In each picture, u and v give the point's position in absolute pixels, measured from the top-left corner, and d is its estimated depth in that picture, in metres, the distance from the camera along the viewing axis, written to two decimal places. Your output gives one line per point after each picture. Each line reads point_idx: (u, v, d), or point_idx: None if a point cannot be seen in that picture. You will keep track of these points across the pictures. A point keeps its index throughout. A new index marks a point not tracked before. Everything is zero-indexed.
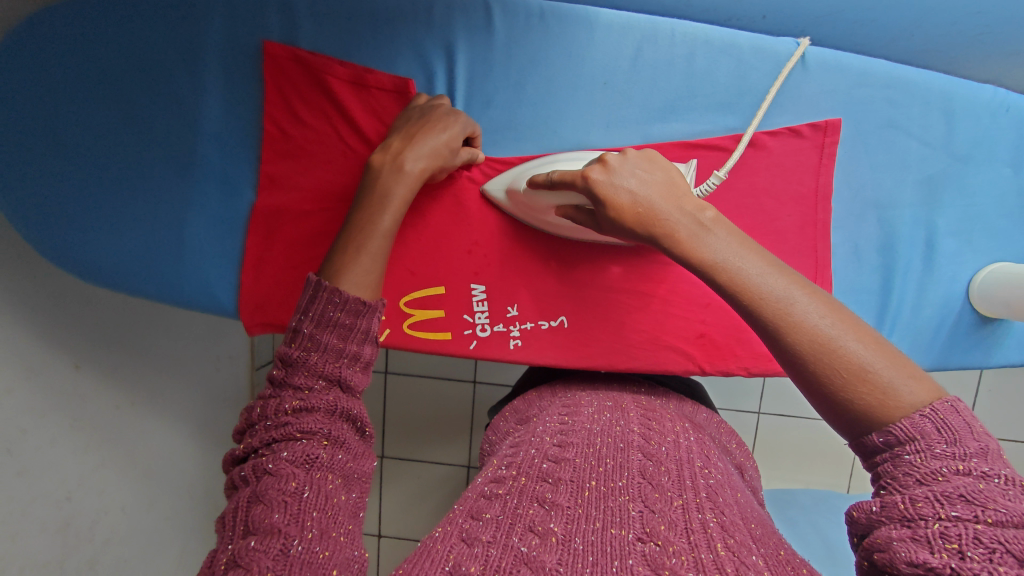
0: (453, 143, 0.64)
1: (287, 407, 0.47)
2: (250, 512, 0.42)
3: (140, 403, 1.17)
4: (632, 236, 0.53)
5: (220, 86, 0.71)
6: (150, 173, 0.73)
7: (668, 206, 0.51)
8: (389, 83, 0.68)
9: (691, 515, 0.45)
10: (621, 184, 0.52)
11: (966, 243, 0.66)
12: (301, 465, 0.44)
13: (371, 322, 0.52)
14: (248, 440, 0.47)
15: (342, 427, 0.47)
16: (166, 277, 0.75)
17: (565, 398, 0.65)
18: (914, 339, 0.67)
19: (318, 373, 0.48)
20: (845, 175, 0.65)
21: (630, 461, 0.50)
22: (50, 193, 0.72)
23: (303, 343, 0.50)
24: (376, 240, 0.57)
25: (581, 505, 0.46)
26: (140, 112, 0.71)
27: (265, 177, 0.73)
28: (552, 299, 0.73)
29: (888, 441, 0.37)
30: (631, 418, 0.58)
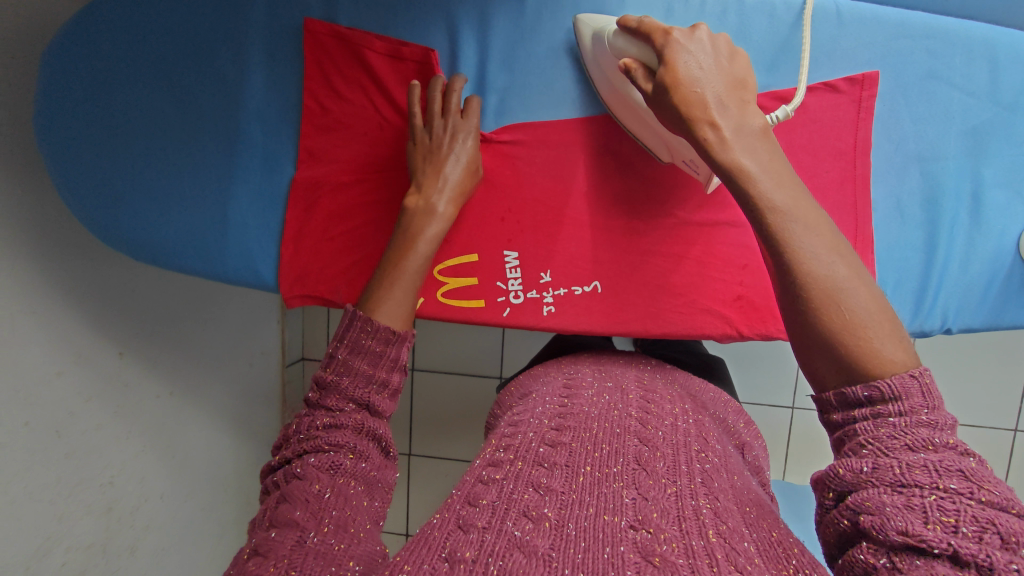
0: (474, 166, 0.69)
1: (321, 422, 0.50)
2: (275, 511, 0.44)
3: (179, 393, 1.19)
4: (654, 98, 0.52)
5: (263, 64, 0.73)
6: (195, 151, 0.75)
7: (723, 98, 0.48)
8: (423, 54, 0.70)
9: (685, 502, 0.46)
10: (690, 54, 0.50)
11: (1014, 194, 0.64)
12: (326, 471, 0.47)
13: (400, 349, 0.56)
14: (282, 452, 0.50)
15: (367, 444, 0.50)
16: (208, 253, 0.77)
17: (568, 378, 0.65)
18: (964, 296, 0.65)
19: (349, 396, 0.52)
20: (885, 129, 0.64)
21: (626, 448, 0.51)
22: (104, 173, 0.75)
23: (337, 367, 0.53)
24: (409, 275, 0.61)
25: (576, 491, 0.46)
26: (188, 92, 0.74)
27: (305, 152, 0.75)
28: (584, 264, 0.72)
29: (872, 395, 0.38)
30: (630, 401, 0.58)
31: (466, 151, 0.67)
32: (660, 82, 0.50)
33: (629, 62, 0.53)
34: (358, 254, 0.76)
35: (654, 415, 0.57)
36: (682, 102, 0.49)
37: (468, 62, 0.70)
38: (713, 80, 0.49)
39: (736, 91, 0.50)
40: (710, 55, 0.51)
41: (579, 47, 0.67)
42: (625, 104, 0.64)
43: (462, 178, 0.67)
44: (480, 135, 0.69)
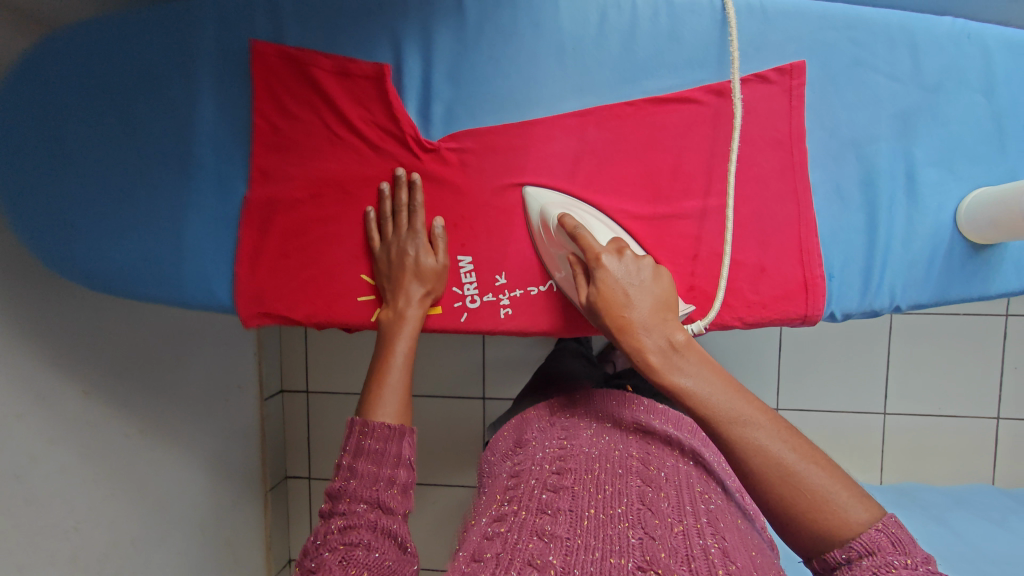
0: (437, 261, 0.71)
1: (333, 528, 0.55)
2: None
3: (150, 431, 1.16)
4: (596, 316, 0.58)
5: (211, 86, 0.74)
6: (146, 176, 0.75)
7: (648, 319, 0.55)
8: (370, 70, 0.71)
9: (692, 541, 0.46)
10: (618, 277, 0.57)
11: (948, 171, 0.66)
12: (339, 562, 0.51)
13: (403, 445, 0.60)
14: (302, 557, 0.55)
15: (382, 541, 0.54)
16: (165, 279, 0.76)
17: (565, 423, 0.65)
18: (909, 274, 0.66)
19: (359, 498, 0.56)
20: (818, 116, 0.66)
21: (629, 487, 0.51)
22: (53, 203, 0.74)
23: (344, 473, 0.58)
24: (394, 372, 0.65)
25: (581, 535, 0.46)
26: (137, 118, 0.74)
27: (258, 172, 0.75)
28: (538, 266, 0.73)
29: (848, 556, 0.44)
30: (630, 442, 0.58)
31: (436, 265, 0.71)
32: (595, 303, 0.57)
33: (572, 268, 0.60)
34: (320, 271, 0.76)
35: (653, 455, 0.57)
36: (614, 328, 0.56)
37: (414, 74, 0.72)
38: (638, 303, 0.55)
39: (660, 304, 0.56)
40: (624, 270, 0.58)
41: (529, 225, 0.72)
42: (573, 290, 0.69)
43: (431, 286, 0.71)
44: (442, 244, 0.72)
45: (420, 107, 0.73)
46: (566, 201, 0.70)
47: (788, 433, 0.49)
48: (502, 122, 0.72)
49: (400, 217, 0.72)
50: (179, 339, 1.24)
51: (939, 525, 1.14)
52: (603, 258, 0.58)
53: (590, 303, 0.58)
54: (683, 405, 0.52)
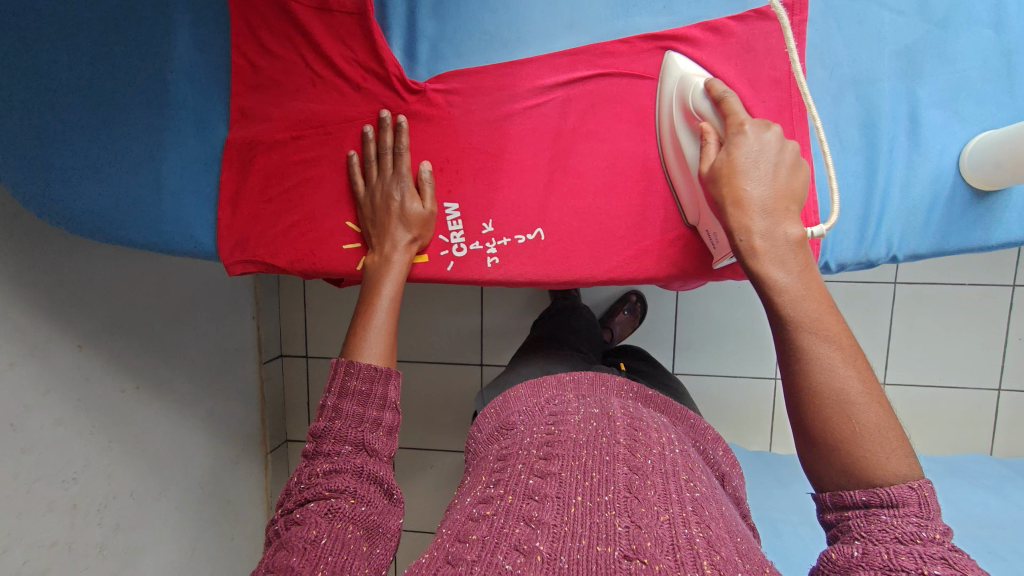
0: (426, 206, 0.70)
1: (318, 471, 0.52)
2: (274, 557, 0.46)
3: (146, 386, 1.15)
4: (710, 185, 0.55)
5: (191, 23, 0.72)
6: (124, 115, 0.73)
7: (768, 202, 0.52)
8: (351, 6, 0.68)
9: (678, 530, 0.42)
10: (753, 151, 0.53)
11: (953, 113, 0.62)
12: (324, 516, 0.48)
13: (389, 387, 0.58)
14: (283, 502, 0.52)
15: (368, 488, 0.52)
16: (144, 222, 0.75)
17: (554, 403, 0.60)
18: (907, 221, 0.64)
19: (345, 439, 0.54)
20: (818, 54, 0.63)
21: (616, 475, 0.47)
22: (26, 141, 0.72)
23: (328, 413, 0.55)
24: (380, 315, 0.64)
25: (568, 522, 0.43)
26: (113, 54, 0.72)
27: (238, 112, 0.74)
28: (526, 212, 0.71)
29: (870, 502, 0.41)
30: (618, 429, 0.52)
31: (422, 210, 0.69)
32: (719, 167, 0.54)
33: (706, 130, 0.57)
34: (301, 215, 0.75)
35: (646, 440, 0.52)
36: (727, 197, 0.53)
37: (398, 10, 0.69)
38: (763, 181, 0.52)
39: (787, 194, 0.53)
40: (762, 147, 0.54)
41: (657, 92, 0.67)
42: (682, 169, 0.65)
43: (418, 232, 0.69)
44: (429, 191, 0.70)
45: (404, 45, 0.70)
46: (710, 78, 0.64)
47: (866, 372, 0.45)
48: (488, 61, 0.69)
49: (390, 159, 0.70)
50: (177, 301, 1.23)
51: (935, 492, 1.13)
52: (749, 128, 0.54)
53: (712, 167, 0.55)
54: (762, 291, 0.49)
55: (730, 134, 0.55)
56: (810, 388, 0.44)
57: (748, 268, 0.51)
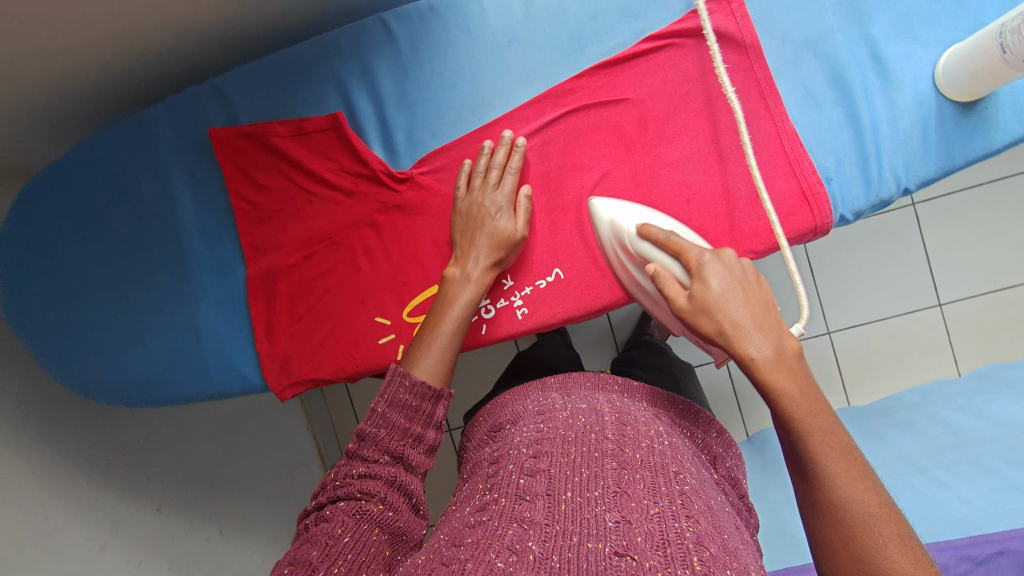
0: (516, 231, 0.68)
1: (354, 472, 0.51)
2: (297, 552, 0.46)
3: (228, 530, 1.13)
4: (690, 323, 0.52)
5: (186, 184, 0.77)
6: (151, 285, 0.78)
7: (756, 322, 0.49)
8: (324, 123, 0.73)
9: (669, 524, 0.42)
10: (721, 278, 0.51)
11: (913, 41, 0.63)
12: (350, 515, 0.48)
13: (440, 408, 0.56)
14: (317, 496, 0.52)
15: (398, 497, 0.51)
16: (193, 373, 0.78)
17: (540, 407, 0.63)
18: (906, 151, 0.64)
19: (384, 448, 0.52)
20: (765, 29, 0.65)
21: (605, 470, 0.47)
22: (78, 333, 0.78)
23: (374, 419, 0.53)
24: (445, 334, 0.62)
25: (559, 521, 0.43)
26: (129, 234, 0.77)
27: (249, 249, 0.77)
28: (540, 257, 0.73)
29: None
30: (606, 423, 0.54)
31: (515, 232, 0.68)
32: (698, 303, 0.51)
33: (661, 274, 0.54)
34: (333, 323, 0.77)
35: (643, 436, 0.53)
36: (714, 331, 0.50)
37: (367, 114, 0.74)
38: (745, 302, 0.50)
39: (766, 306, 0.50)
40: (733, 271, 0.51)
41: (595, 226, 0.68)
42: (645, 291, 0.64)
43: (501, 251, 0.67)
44: (526, 208, 0.69)
45: (381, 142, 0.74)
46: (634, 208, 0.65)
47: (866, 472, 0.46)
48: (462, 132, 0.72)
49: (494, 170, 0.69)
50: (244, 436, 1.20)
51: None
52: (710, 258, 0.52)
53: (684, 306, 0.52)
54: (774, 406, 0.48)
55: (694, 267, 0.52)
56: (830, 499, 0.45)
57: (759, 383, 0.48)
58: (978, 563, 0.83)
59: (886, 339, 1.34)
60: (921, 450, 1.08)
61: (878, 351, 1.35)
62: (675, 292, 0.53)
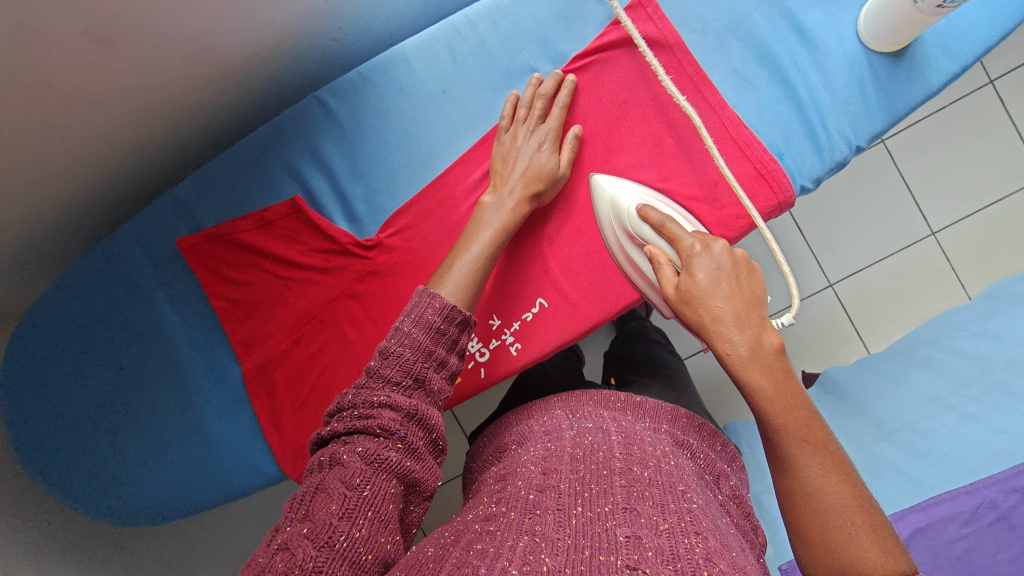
0: (556, 162, 0.66)
1: (375, 400, 0.50)
2: (312, 502, 0.45)
3: None
4: (678, 311, 0.53)
5: (166, 297, 0.78)
6: (153, 402, 0.78)
7: (740, 317, 0.50)
8: (285, 209, 0.74)
9: (678, 539, 0.41)
10: (711, 270, 0.52)
11: (829, 6, 0.64)
12: (369, 462, 0.47)
13: (463, 333, 0.56)
14: (334, 422, 0.50)
15: (416, 431, 0.50)
16: (212, 478, 0.79)
17: (546, 427, 0.63)
18: (850, 111, 0.64)
19: (408, 371, 0.51)
20: (685, 25, 0.66)
21: (614, 488, 0.47)
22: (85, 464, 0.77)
23: (398, 338, 0.52)
24: (475, 256, 0.61)
25: (570, 535, 0.42)
26: (121, 358, 0.78)
27: (240, 344, 0.78)
28: (521, 292, 0.73)
29: None
30: (612, 440, 0.55)
31: (555, 165, 0.66)
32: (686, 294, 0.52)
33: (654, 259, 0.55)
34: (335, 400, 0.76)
35: (648, 456, 0.53)
36: (699, 321, 0.51)
37: (323, 191, 0.75)
38: (729, 296, 0.50)
39: (751, 301, 0.51)
40: (721, 265, 0.52)
41: (596, 208, 0.68)
42: (642, 276, 0.65)
43: (542, 182, 0.65)
44: (572, 148, 0.67)
45: (343, 214, 0.75)
46: (634, 190, 0.65)
47: (844, 476, 0.47)
48: (418, 186, 0.73)
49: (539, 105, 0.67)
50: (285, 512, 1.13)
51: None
52: (698, 251, 0.53)
53: (675, 293, 0.53)
54: (748, 400, 0.50)
55: (687, 255, 0.54)
56: (804, 492, 0.47)
57: (735, 377, 0.50)
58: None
59: (889, 281, 1.32)
60: (946, 386, 1.06)
61: (884, 295, 1.32)
62: (666, 277, 0.55)
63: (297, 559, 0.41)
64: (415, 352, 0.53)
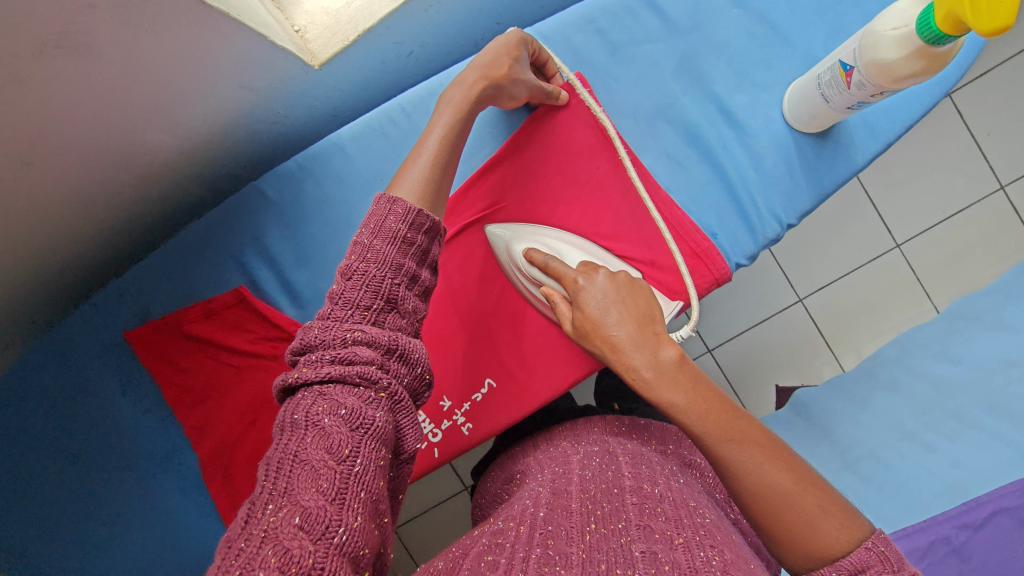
0: (517, 55, 0.60)
1: (347, 336, 0.43)
2: (292, 479, 0.37)
3: None
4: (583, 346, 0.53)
5: (116, 387, 0.77)
6: (106, 493, 0.77)
7: (636, 337, 0.48)
8: (231, 299, 0.74)
9: (694, 553, 0.41)
10: (597, 298, 0.51)
11: (755, 87, 0.65)
12: (348, 426, 0.39)
13: (432, 244, 0.52)
14: (301, 368, 0.43)
15: (396, 363, 0.44)
16: (172, 564, 0.78)
17: (552, 452, 0.63)
18: (779, 190, 0.65)
19: (376, 290, 0.46)
20: (615, 109, 0.67)
21: (626, 506, 0.47)
22: (28, 567, 0.74)
23: (360, 252, 0.48)
24: (435, 156, 0.55)
25: (584, 549, 0.41)
26: (70, 451, 0.76)
27: (192, 431, 0.77)
28: (471, 370, 0.74)
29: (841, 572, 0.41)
30: (620, 462, 0.55)
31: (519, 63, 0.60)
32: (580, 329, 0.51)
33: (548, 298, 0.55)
34: None
35: (652, 475, 0.53)
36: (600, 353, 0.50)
37: (269, 279, 0.75)
38: (620, 322, 0.49)
39: (644, 320, 0.50)
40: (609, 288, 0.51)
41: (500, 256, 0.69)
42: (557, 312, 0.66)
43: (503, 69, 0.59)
44: (483, 89, 0.58)
45: (289, 300, 0.76)
46: (531, 231, 0.67)
47: (782, 457, 0.45)
48: None
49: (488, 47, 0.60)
50: None
51: (1000, 330, 0.99)
52: (584, 281, 0.52)
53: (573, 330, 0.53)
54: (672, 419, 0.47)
55: (574, 290, 0.53)
56: (749, 492, 0.44)
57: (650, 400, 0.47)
58: (977, 529, 0.81)
59: (857, 297, 1.32)
60: (908, 412, 1.01)
61: (852, 309, 1.32)
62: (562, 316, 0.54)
63: (291, 553, 0.32)
64: (381, 268, 0.48)
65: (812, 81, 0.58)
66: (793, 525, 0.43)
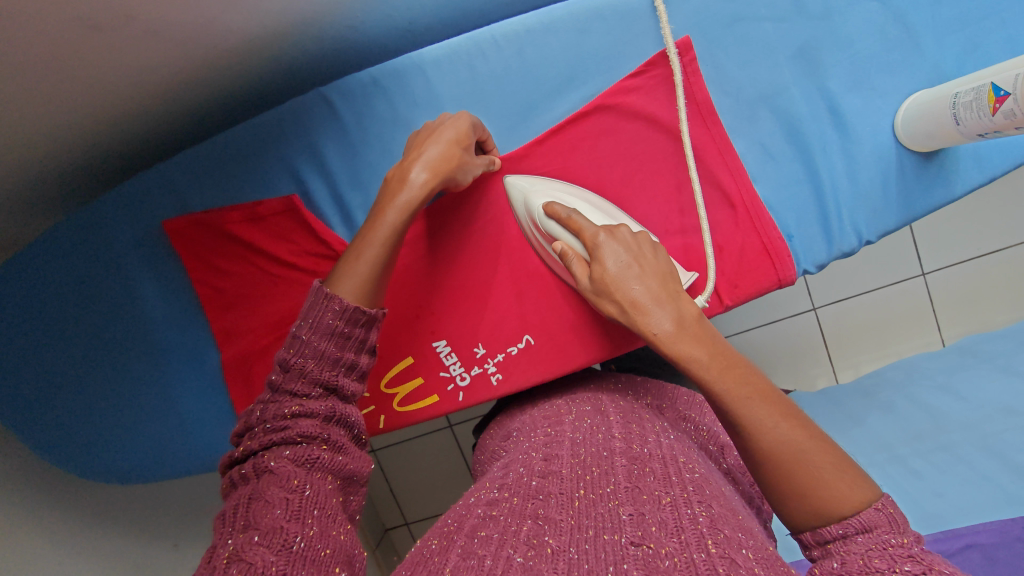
0: (462, 144, 0.61)
1: (288, 411, 0.49)
2: (250, 508, 0.42)
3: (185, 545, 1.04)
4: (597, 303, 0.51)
5: (147, 274, 0.75)
6: (130, 374, 0.78)
7: (657, 294, 0.47)
8: (278, 206, 0.72)
9: (682, 511, 0.37)
10: (619, 258, 0.50)
11: (871, 91, 0.61)
12: (301, 465, 0.46)
13: (372, 331, 0.55)
14: (247, 443, 0.49)
15: (339, 431, 0.50)
16: (184, 455, 0.80)
17: (546, 412, 0.60)
18: (866, 205, 0.63)
19: (315, 380, 0.50)
20: (718, 86, 0.63)
21: (615, 467, 0.43)
22: (52, 425, 0.78)
23: (294, 345, 0.51)
24: (376, 248, 0.57)
25: (573, 515, 0.38)
26: (97, 328, 0.76)
27: (221, 334, 0.76)
28: (511, 325, 0.73)
29: (846, 530, 0.39)
30: (611, 423, 0.51)
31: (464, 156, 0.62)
32: (597, 280, 0.50)
33: (563, 249, 0.54)
34: None
35: (647, 428, 0.51)
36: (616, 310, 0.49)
37: (321, 192, 0.72)
38: (641, 277, 0.48)
39: (666, 279, 0.49)
40: (631, 246, 0.50)
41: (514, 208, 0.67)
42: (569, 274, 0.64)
43: (450, 162, 0.61)
44: (429, 183, 0.60)
45: (340, 219, 0.73)
46: (558, 186, 0.65)
47: (796, 423, 0.42)
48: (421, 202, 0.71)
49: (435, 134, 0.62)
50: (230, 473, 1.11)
51: (1005, 374, 0.97)
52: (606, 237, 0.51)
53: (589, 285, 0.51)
54: (685, 374, 0.46)
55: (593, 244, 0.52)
56: (760, 448, 0.42)
57: (669, 357, 0.46)
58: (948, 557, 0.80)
59: (872, 315, 1.30)
60: (899, 435, 0.99)
61: (864, 324, 1.31)
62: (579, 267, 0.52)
63: (254, 568, 0.37)
64: (319, 361, 0.51)
65: (944, 98, 0.55)
66: (802, 485, 0.40)
